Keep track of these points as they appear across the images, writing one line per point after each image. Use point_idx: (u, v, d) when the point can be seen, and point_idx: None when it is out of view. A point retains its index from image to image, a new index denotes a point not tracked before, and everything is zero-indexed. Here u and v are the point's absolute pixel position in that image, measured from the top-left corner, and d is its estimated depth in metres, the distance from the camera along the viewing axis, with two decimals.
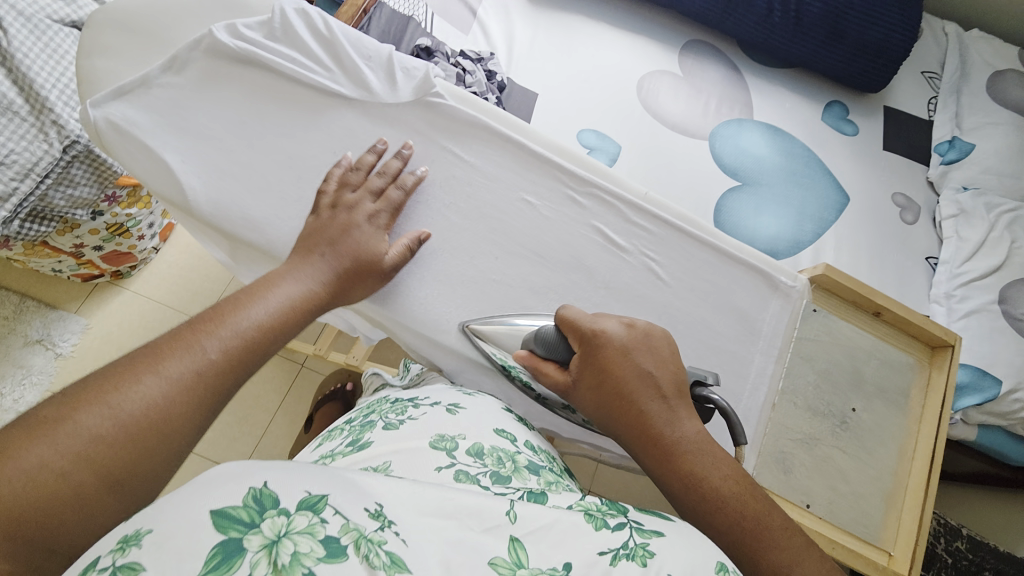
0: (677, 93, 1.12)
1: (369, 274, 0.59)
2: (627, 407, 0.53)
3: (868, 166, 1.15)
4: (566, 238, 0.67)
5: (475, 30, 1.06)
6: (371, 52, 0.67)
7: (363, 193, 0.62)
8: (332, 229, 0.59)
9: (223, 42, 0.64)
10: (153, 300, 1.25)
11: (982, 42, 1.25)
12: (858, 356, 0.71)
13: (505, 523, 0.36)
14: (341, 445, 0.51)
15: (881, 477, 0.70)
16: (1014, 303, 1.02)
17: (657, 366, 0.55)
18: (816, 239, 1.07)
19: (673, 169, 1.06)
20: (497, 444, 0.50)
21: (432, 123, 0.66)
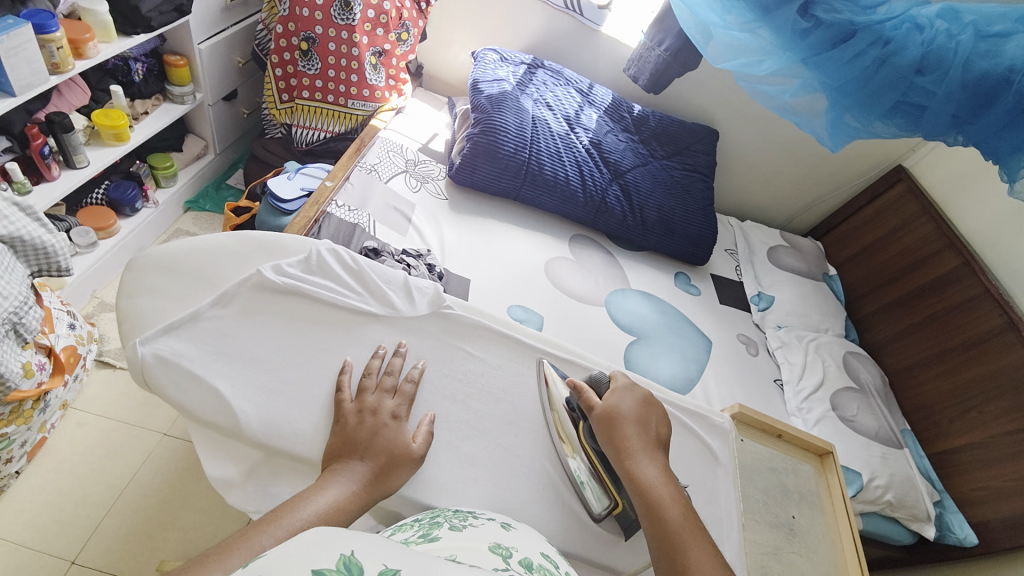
0: (574, 273, 1.43)
1: (402, 462, 0.65)
2: (632, 423, 0.73)
3: (715, 316, 1.54)
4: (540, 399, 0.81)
5: (411, 232, 1.27)
6: (390, 277, 0.81)
7: (381, 394, 0.70)
8: (365, 432, 0.65)
9: (270, 279, 0.74)
10: (7, 544, 1.04)
11: (755, 229, 1.85)
12: (779, 470, 0.89)
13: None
14: (414, 536, 0.52)
15: (828, 572, 0.82)
16: (843, 408, 1.34)
17: (660, 421, 0.76)
18: (700, 375, 1.35)
19: (585, 330, 1.29)
20: (547, 556, 0.52)
21: (449, 330, 0.81)
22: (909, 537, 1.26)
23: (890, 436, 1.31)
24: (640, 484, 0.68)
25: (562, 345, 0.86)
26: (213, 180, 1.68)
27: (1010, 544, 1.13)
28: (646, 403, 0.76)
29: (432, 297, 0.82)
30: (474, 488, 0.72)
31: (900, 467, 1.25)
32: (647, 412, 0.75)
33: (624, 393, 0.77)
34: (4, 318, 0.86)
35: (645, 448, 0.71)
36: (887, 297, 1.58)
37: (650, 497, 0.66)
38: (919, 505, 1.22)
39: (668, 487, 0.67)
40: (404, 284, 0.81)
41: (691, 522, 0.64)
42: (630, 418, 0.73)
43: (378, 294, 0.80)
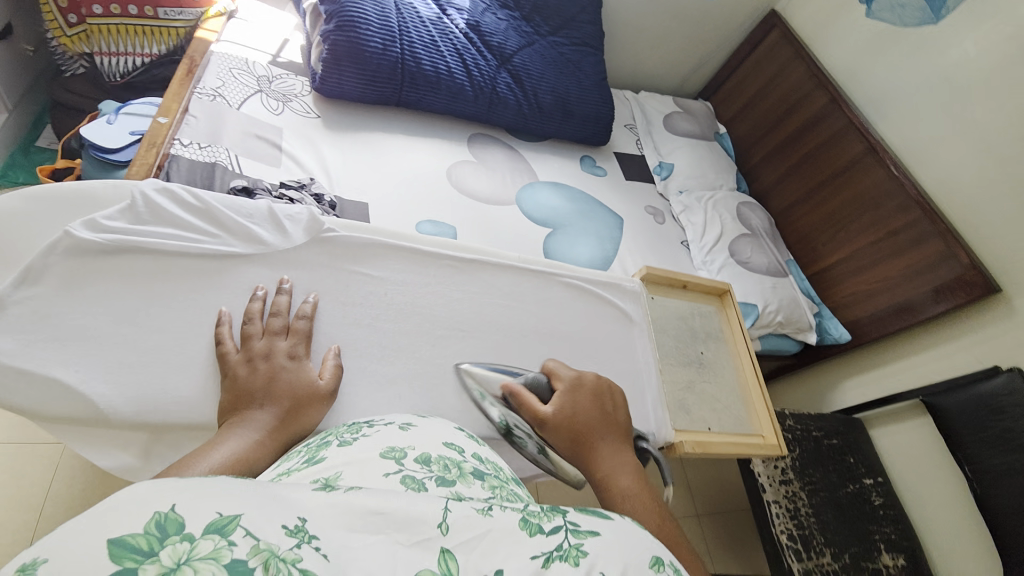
0: (478, 175, 1.36)
1: (310, 400, 0.61)
2: (590, 421, 0.66)
3: (622, 193, 1.58)
4: (460, 306, 0.81)
5: (286, 161, 1.11)
6: (249, 209, 0.72)
7: (271, 336, 0.64)
8: (259, 376, 0.60)
9: (86, 238, 0.62)
10: None
11: (650, 99, 1.85)
12: (689, 317, 0.98)
13: (436, 533, 0.32)
14: (297, 463, 0.48)
15: (734, 389, 0.95)
16: (739, 252, 1.49)
17: (621, 416, 0.70)
18: (616, 252, 1.40)
19: (501, 231, 1.27)
20: (444, 454, 0.48)
21: (335, 257, 0.75)
22: (796, 347, 1.47)
23: (778, 268, 1.49)
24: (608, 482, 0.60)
25: (469, 247, 0.84)
26: (19, 144, 1.34)
27: (878, 335, 1.37)
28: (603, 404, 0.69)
29: (307, 224, 0.75)
30: (414, 403, 0.73)
31: (786, 292, 1.43)
32: (604, 412, 0.69)
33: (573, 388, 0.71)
34: None
35: (612, 451, 0.64)
36: (771, 144, 1.69)
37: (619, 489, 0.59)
38: (803, 319, 1.42)
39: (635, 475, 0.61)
40: (269, 215, 0.73)
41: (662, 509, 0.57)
42: (587, 418, 0.67)
43: (239, 231, 0.71)
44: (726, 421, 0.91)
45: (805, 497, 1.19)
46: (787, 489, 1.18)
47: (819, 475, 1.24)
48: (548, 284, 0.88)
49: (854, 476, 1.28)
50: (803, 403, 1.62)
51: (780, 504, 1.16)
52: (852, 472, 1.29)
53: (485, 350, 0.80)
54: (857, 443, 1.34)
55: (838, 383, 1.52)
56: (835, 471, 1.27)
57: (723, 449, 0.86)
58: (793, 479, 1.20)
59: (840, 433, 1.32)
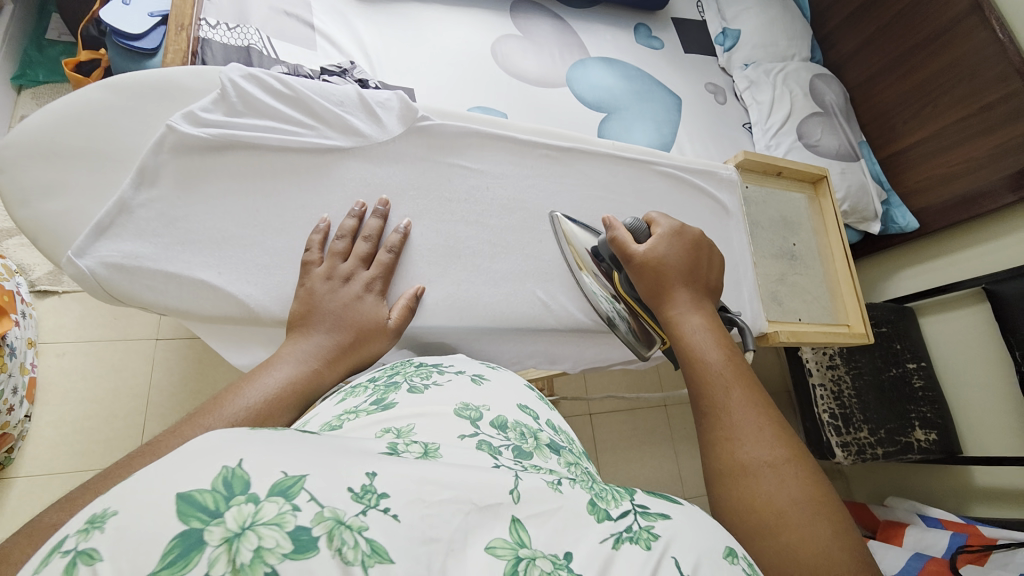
0: (526, 52, 1.22)
1: (370, 338, 0.61)
2: (675, 267, 0.64)
3: (681, 68, 1.41)
4: (539, 193, 0.77)
5: (320, 43, 1.00)
6: (341, 96, 0.68)
7: (354, 262, 0.64)
8: (330, 296, 0.61)
9: (190, 133, 0.61)
10: (64, 472, 1.09)
11: None
12: (780, 207, 0.94)
13: (507, 501, 0.29)
14: (365, 403, 0.49)
15: (821, 281, 0.94)
16: (807, 134, 1.37)
17: (712, 274, 0.66)
18: (675, 137, 1.30)
19: (555, 117, 1.18)
20: (520, 419, 0.48)
21: (433, 149, 0.72)
22: (855, 237, 1.43)
23: (848, 151, 1.37)
24: (682, 341, 0.60)
25: (558, 133, 0.79)
26: (29, 39, 1.24)
27: (945, 223, 1.31)
28: (695, 264, 0.65)
29: (400, 112, 0.71)
30: (502, 299, 0.73)
31: (855, 178, 1.33)
32: (697, 271, 0.65)
33: (666, 240, 0.66)
34: None
35: (693, 298, 0.63)
36: (858, 0, 1.45)
37: (694, 348, 0.59)
38: (869, 208, 1.34)
39: (714, 337, 0.59)
40: (361, 102, 0.68)
41: (738, 375, 0.55)
42: (677, 267, 0.64)
43: (335, 122, 0.68)
44: (813, 309, 0.92)
45: (849, 380, 1.26)
46: (833, 372, 1.25)
47: (865, 361, 1.29)
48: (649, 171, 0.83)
49: (900, 361, 1.33)
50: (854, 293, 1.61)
51: (825, 385, 1.24)
52: (896, 356, 1.33)
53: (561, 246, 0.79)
54: (907, 330, 1.36)
55: (892, 272, 1.50)
56: (881, 356, 1.31)
57: (812, 338, 0.88)
58: (840, 363, 1.25)
59: (890, 322, 1.34)
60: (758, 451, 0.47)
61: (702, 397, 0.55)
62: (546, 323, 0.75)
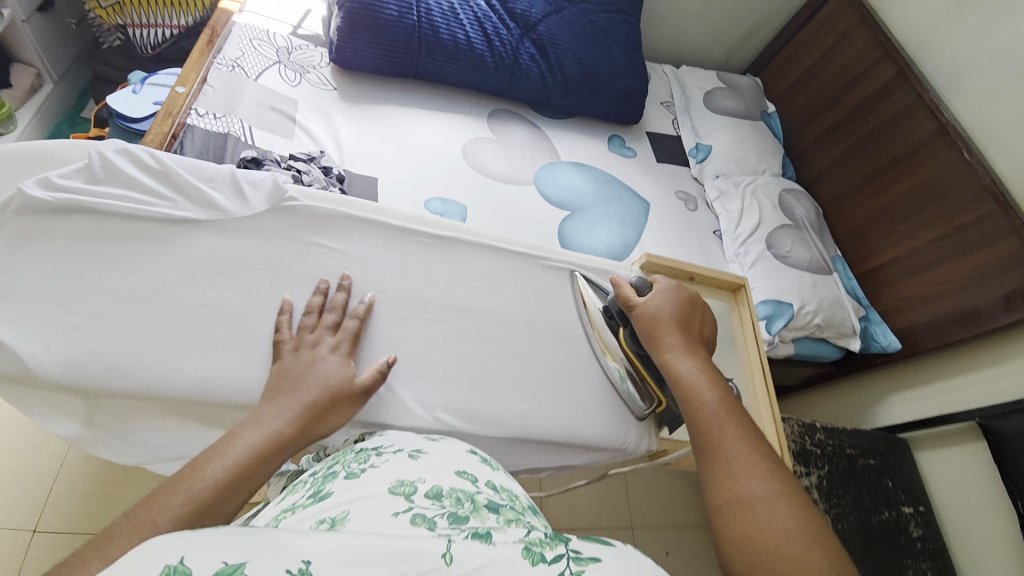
0: (497, 152, 1.31)
1: (336, 399, 0.61)
2: (670, 319, 0.71)
3: (652, 176, 1.47)
4: (424, 288, 0.77)
5: (298, 134, 1.11)
6: (210, 173, 0.69)
7: (321, 330, 0.66)
8: (297, 363, 0.62)
9: (37, 197, 0.60)
10: None
11: (691, 74, 1.71)
12: None
13: (439, 563, 0.33)
14: (302, 498, 0.49)
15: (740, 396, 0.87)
16: (777, 245, 1.35)
17: (705, 324, 0.74)
18: (639, 239, 1.31)
19: (517, 212, 1.22)
20: (456, 485, 0.49)
21: (296, 228, 0.72)
22: (835, 352, 1.34)
23: (821, 264, 1.35)
24: (683, 384, 0.66)
25: (445, 224, 0.82)
26: (65, 115, 1.41)
27: (934, 345, 1.21)
28: (687, 317, 0.72)
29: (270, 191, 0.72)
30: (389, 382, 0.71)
31: (829, 291, 1.29)
32: (691, 321, 0.72)
33: (664, 295, 0.74)
34: None
35: (685, 344, 0.69)
36: (826, 124, 1.52)
37: (692, 391, 0.64)
38: (846, 322, 1.29)
39: (707, 377, 0.65)
40: (229, 179, 0.69)
41: (733, 412, 0.61)
42: (671, 318, 0.71)
43: (197, 196, 0.68)
44: None
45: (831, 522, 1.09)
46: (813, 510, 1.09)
47: (848, 497, 1.14)
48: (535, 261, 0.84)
49: (893, 503, 1.17)
50: (841, 414, 1.48)
51: None
52: (889, 497, 1.17)
53: (473, 335, 0.78)
54: (899, 465, 1.22)
55: (882, 395, 1.37)
56: (869, 495, 1.16)
57: None
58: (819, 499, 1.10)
59: (879, 453, 1.20)
60: (759, 483, 0.53)
61: (699, 433, 0.61)
62: (444, 417, 0.71)
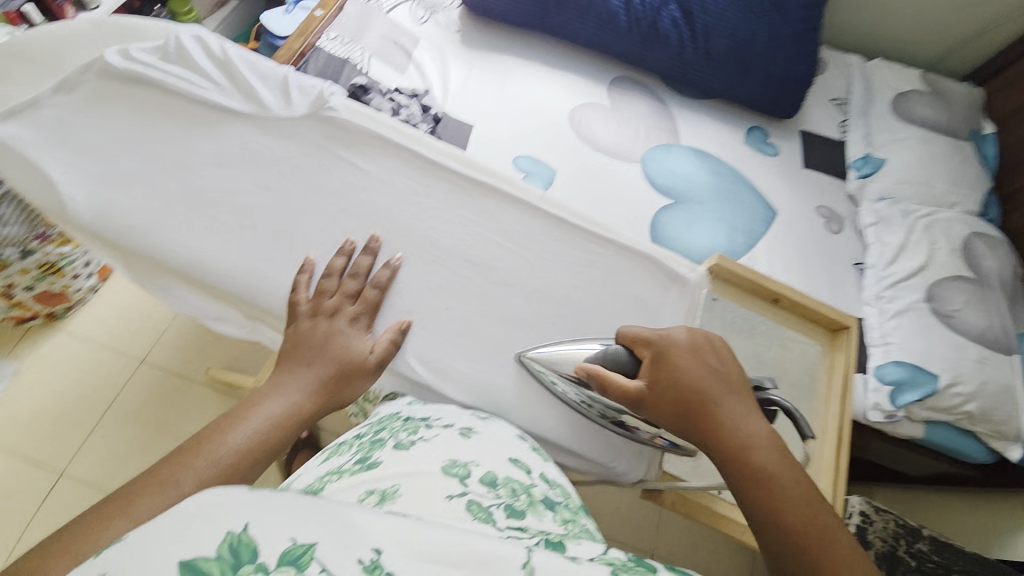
0: (608, 122, 1.19)
1: (358, 373, 0.45)
2: (703, 371, 0.45)
3: (792, 183, 1.21)
4: (440, 229, 0.52)
5: (411, 70, 1.12)
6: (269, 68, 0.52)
7: (339, 298, 0.47)
8: (312, 333, 0.45)
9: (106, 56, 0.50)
10: (90, 342, 1.13)
11: (884, 69, 1.34)
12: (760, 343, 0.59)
13: (520, 573, 0.25)
14: (344, 462, 0.37)
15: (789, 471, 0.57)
16: (942, 300, 1.03)
17: (714, 341, 0.48)
18: (749, 249, 1.11)
19: (612, 188, 1.10)
20: (510, 474, 0.37)
21: (328, 136, 0.51)
22: (986, 456, 1.02)
23: (1000, 340, 1.01)
24: (701, 431, 0.44)
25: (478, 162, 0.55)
26: (241, 31, 1.60)
27: None
28: (693, 347, 0.47)
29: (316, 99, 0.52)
30: None
31: (999, 375, 0.97)
32: (699, 352, 0.47)
33: (677, 349, 0.47)
34: None
35: (733, 399, 0.45)
36: None
37: (718, 437, 0.44)
38: (1012, 423, 0.97)
39: (735, 413, 0.44)
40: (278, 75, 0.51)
41: (780, 454, 0.43)
42: (699, 373, 0.46)
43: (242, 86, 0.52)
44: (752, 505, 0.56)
45: None
46: None
47: None
48: (588, 248, 0.55)
49: None
50: (971, 532, 1.13)
51: None
52: None
53: None
54: None
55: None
56: None
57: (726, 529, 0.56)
58: None
59: None
60: None
61: (744, 489, 0.42)
62: None
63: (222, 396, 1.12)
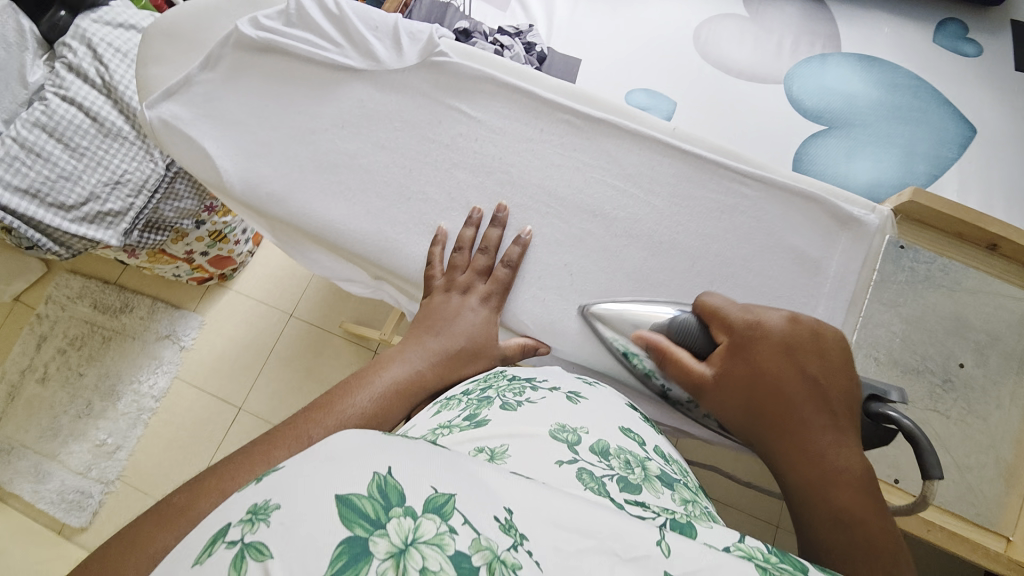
0: (742, 37, 0.99)
1: (483, 353, 0.44)
2: (791, 375, 0.40)
3: (1007, 88, 0.91)
4: (553, 179, 0.48)
5: (513, 6, 1.04)
6: (376, 18, 0.50)
7: (472, 275, 0.46)
8: (445, 306, 0.45)
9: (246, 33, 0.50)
10: (254, 299, 1.35)
11: None
12: (962, 303, 0.47)
13: (656, 553, 0.24)
14: (457, 417, 0.35)
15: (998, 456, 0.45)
16: None
17: (821, 335, 0.42)
18: (932, 182, 0.88)
19: (748, 119, 0.94)
20: (623, 444, 0.34)
21: (439, 85, 0.49)
22: None
23: None
24: (784, 438, 0.39)
25: (598, 98, 0.49)
26: None
27: None
28: (789, 342, 0.41)
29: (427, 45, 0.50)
30: None
31: None
32: (790, 349, 0.41)
33: (755, 342, 0.41)
34: (137, 188, 0.92)
35: (819, 417, 0.39)
36: None
37: (800, 452, 0.38)
38: None
39: (829, 434, 0.38)
40: (390, 25, 0.50)
41: (868, 495, 0.36)
42: (780, 374, 0.40)
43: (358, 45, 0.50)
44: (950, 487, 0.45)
45: None
46: None
47: None
48: (728, 190, 0.47)
49: None
50: None
51: None
52: None
53: None
54: None
55: None
56: None
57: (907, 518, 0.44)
58: None
59: None
60: None
61: (808, 514, 0.37)
62: None
63: (355, 345, 1.29)
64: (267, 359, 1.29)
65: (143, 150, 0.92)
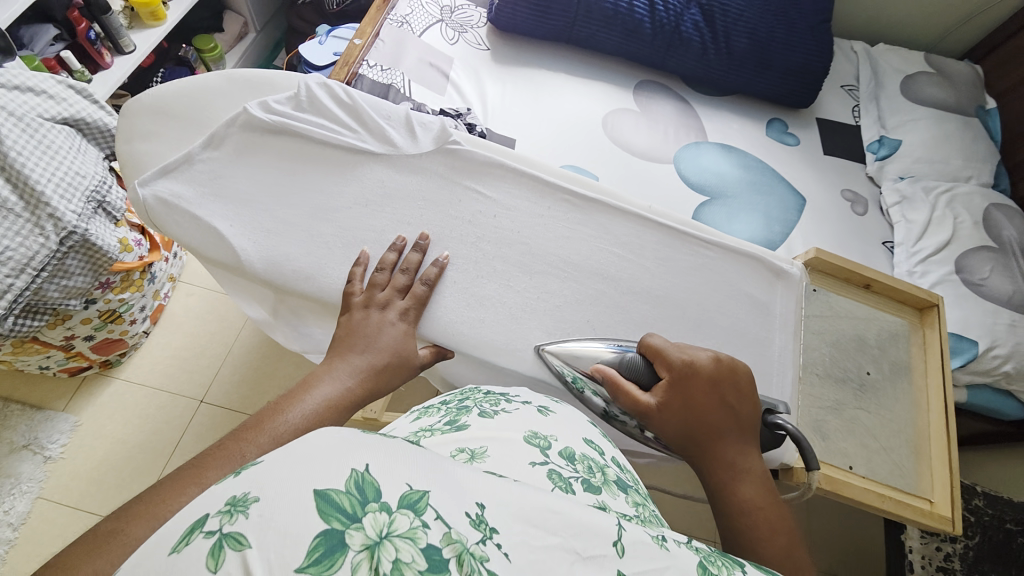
0: (638, 126, 1.23)
1: (405, 363, 0.50)
2: (716, 405, 0.49)
3: (817, 171, 1.27)
4: (569, 248, 0.57)
5: (450, 91, 1.15)
6: (389, 109, 0.59)
7: (391, 292, 0.52)
8: (364, 322, 0.50)
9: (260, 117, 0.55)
10: (151, 386, 1.15)
11: (889, 53, 1.40)
12: (861, 325, 0.65)
13: (611, 554, 0.27)
14: (438, 423, 0.41)
15: (904, 430, 0.62)
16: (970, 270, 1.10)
17: (736, 371, 0.50)
18: (786, 238, 1.16)
19: (652, 191, 1.15)
20: (587, 453, 0.39)
21: (454, 169, 0.58)
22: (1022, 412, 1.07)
23: None
24: (708, 455, 0.48)
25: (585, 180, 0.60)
26: (262, 61, 1.61)
27: None
28: (715, 378, 0.49)
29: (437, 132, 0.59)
30: None
31: None
32: (716, 384, 0.49)
33: (687, 378, 0.49)
34: (18, 266, 0.74)
35: (734, 437, 0.49)
36: None
37: (719, 464, 0.48)
38: None
39: (739, 448, 0.48)
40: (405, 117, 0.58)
41: (768, 491, 0.47)
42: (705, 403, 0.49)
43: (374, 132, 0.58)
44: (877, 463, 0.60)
45: None
46: None
47: None
48: (695, 252, 0.60)
49: None
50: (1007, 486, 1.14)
51: None
52: None
53: None
54: None
55: None
56: None
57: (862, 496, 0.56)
58: None
59: None
60: None
61: (724, 511, 0.47)
62: None
63: None
64: (169, 458, 1.08)
65: (30, 224, 0.75)
